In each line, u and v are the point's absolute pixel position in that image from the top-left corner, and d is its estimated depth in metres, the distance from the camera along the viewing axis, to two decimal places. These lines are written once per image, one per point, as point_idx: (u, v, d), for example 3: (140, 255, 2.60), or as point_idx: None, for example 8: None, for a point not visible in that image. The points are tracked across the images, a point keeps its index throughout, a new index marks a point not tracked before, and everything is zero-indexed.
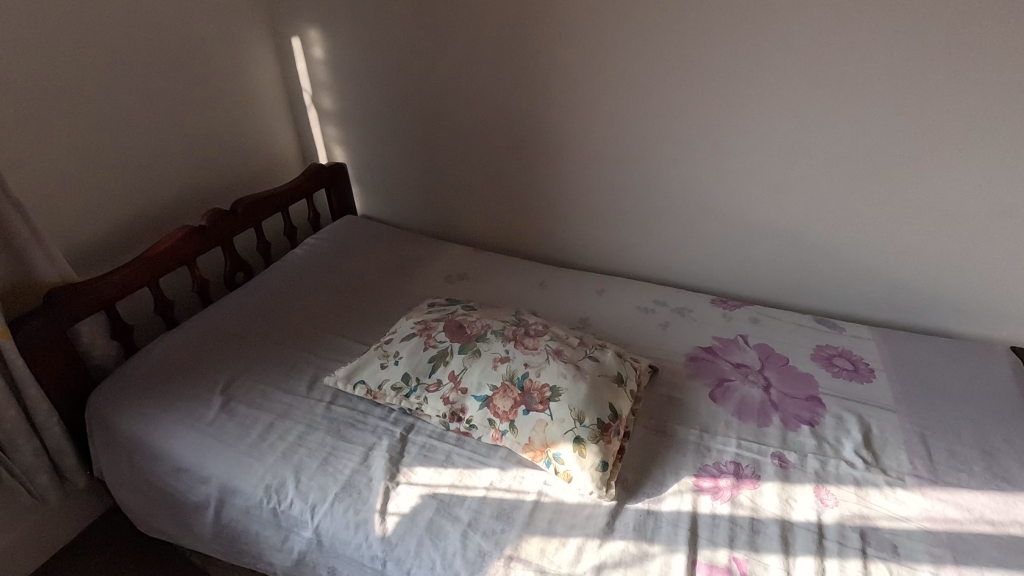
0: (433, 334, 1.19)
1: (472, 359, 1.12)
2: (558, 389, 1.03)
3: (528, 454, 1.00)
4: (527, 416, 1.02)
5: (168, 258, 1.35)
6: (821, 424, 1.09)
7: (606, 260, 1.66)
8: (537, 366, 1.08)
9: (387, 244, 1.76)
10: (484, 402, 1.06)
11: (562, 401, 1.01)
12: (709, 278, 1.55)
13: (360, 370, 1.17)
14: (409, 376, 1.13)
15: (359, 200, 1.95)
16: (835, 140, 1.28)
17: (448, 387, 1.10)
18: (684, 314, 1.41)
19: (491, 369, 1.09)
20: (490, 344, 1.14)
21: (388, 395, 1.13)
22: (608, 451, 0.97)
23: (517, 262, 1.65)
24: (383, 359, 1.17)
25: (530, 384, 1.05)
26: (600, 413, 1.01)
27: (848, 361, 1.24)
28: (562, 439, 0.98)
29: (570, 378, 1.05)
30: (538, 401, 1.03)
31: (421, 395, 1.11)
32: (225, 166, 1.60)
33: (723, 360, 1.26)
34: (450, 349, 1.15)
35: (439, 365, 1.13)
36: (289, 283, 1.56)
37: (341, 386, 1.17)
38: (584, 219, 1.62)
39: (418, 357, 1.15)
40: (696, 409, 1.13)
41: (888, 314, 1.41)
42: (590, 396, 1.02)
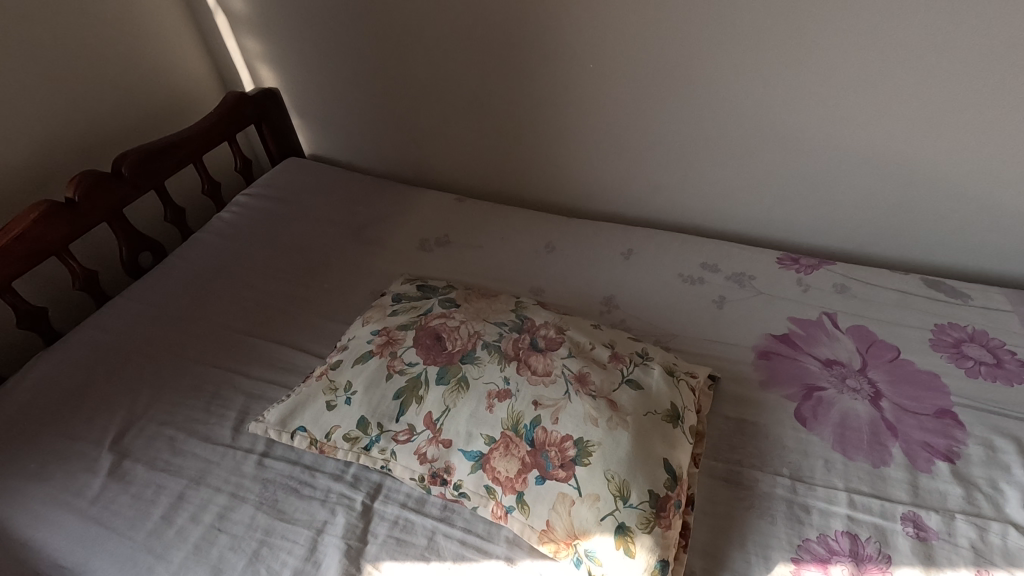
0: (399, 353, 0.83)
1: (456, 395, 0.76)
2: (586, 446, 0.69)
3: (546, 545, 0.68)
4: (541, 489, 0.68)
5: (22, 252, 0.95)
6: (965, 459, 0.76)
7: (628, 205, 1.27)
8: (553, 405, 0.72)
9: (341, 197, 1.34)
10: (477, 461, 0.72)
11: (594, 466, 0.67)
12: (768, 225, 1.17)
13: (299, 411, 0.83)
14: (368, 420, 0.78)
15: (303, 137, 1.51)
16: (990, 16, 0.84)
17: (425, 437, 0.76)
18: (742, 283, 1.04)
19: (486, 411, 0.74)
20: (481, 367, 0.78)
21: (340, 447, 0.79)
22: (666, 543, 0.65)
23: (513, 215, 1.26)
24: (331, 393, 0.82)
25: (543, 435, 0.71)
26: (651, 482, 0.67)
27: (984, 350, 0.89)
28: (597, 530, 0.65)
29: (604, 426, 0.70)
30: (557, 463, 0.69)
31: (388, 448, 0.77)
32: (101, 105, 1.15)
33: (807, 356, 0.90)
34: (424, 377, 0.79)
35: (409, 404, 0.78)
36: (211, 263, 1.17)
37: (274, 434, 0.83)
38: (599, 152, 1.21)
39: (379, 392, 0.80)
40: (779, 439, 0.80)
41: (1015, 266, 1.05)
42: (635, 455, 0.68)
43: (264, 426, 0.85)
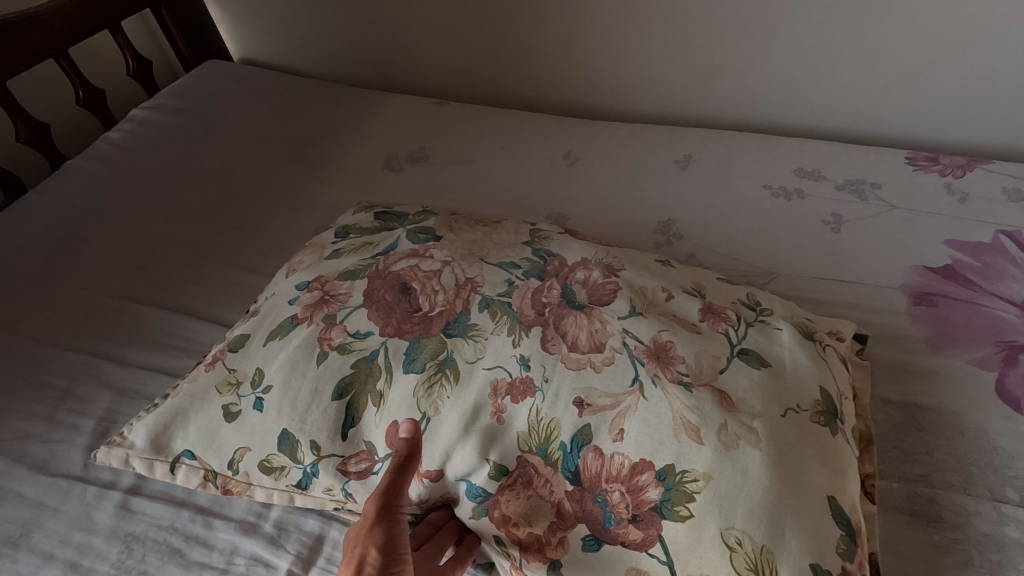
0: (340, 320, 0.48)
1: (443, 392, 0.43)
2: (685, 485, 0.37)
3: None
4: (598, 559, 0.39)
5: None
6: None
7: (673, 100, 0.91)
8: (614, 407, 0.40)
9: (277, 106, 0.98)
10: (478, 507, 0.41)
11: (701, 523, 0.36)
12: (878, 114, 0.83)
13: (181, 425, 0.49)
14: (296, 440, 0.45)
15: (227, 34, 1.12)
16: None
17: (396, 467, 0.43)
18: (861, 194, 0.70)
19: (495, 420, 0.41)
20: (482, 341, 0.44)
21: (258, 484, 0.47)
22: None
23: (515, 119, 0.91)
24: (231, 393, 0.49)
25: (596, 464, 0.39)
26: (814, 551, 0.35)
27: None
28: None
29: (714, 443, 0.37)
30: (626, 515, 0.38)
31: (336, 486, 0.45)
32: None
33: (993, 296, 0.57)
34: (384, 363, 0.45)
35: (364, 408, 0.45)
36: (84, 200, 0.82)
37: (146, 465, 0.50)
38: (636, 20, 0.84)
39: (312, 388, 0.46)
40: (986, 437, 0.48)
41: None
42: (779, 497, 0.36)
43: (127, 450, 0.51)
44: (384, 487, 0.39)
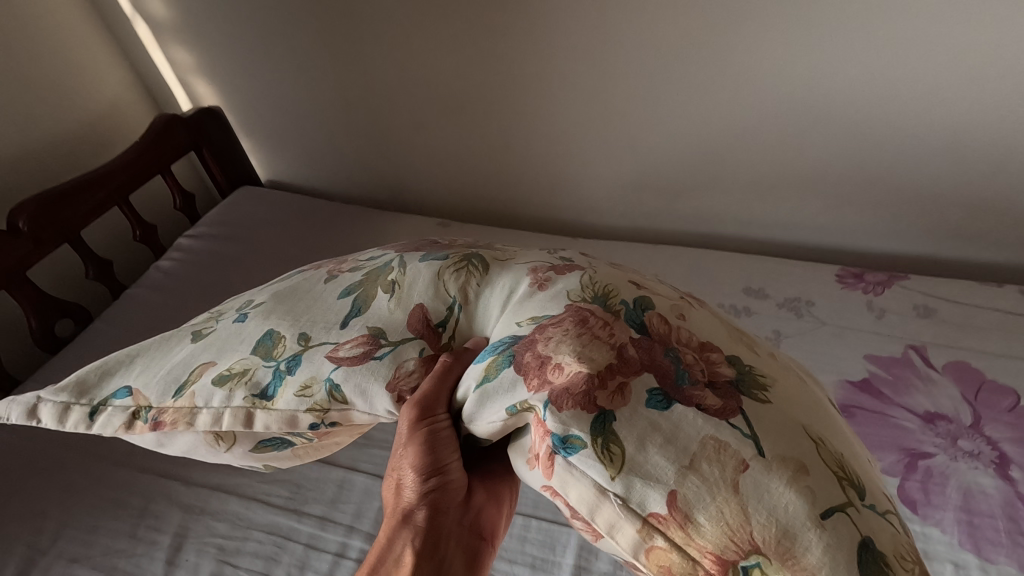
0: (350, 261, 0.54)
1: (469, 288, 0.48)
2: (759, 377, 0.39)
3: (645, 559, 0.32)
4: (667, 423, 0.34)
5: None
6: None
7: (641, 218, 1.06)
8: (668, 300, 0.44)
9: (304, 229, 1.13)
10: (514, 357, 0.38)
11: (782, 410, 0.37)
12: (813, 232, 0.98)
13: (142, 364, 0.50)
14: (282, 333, 0.47)
15: (257, 162, 1.29)
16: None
17: (415, 353, 0.44)
18: (797, 312, 0.84)
19: (536, 289, 0.45)
20: (507, 254, 0.51)
21: (203, 405, 0.46)
22: (901, 558, 0.33)
23: (507, 239, 1.06)
24: (210, 325, 0.52)
25: (659, 326, 0.41)
26: (853, 452, 0.38)
27: None
28: (811, 535, 0.31)
29: (768, 358, 0.43)
30: (700, 379, 0.37)
31: (316, 377, 0.44)
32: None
33: (902, 409, 0.70)
34: (400, 263, 0.50)
35: (372, 299, 0.48)
36: (143, 327, 0.96)
37: (56, 414, 0.50)
38: (610, 160, 0.99)
39: (314, 299, 0.50)
40: None
41: None
42: (834, 421, 0.40)
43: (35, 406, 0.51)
44: (421, 399, 0.41)
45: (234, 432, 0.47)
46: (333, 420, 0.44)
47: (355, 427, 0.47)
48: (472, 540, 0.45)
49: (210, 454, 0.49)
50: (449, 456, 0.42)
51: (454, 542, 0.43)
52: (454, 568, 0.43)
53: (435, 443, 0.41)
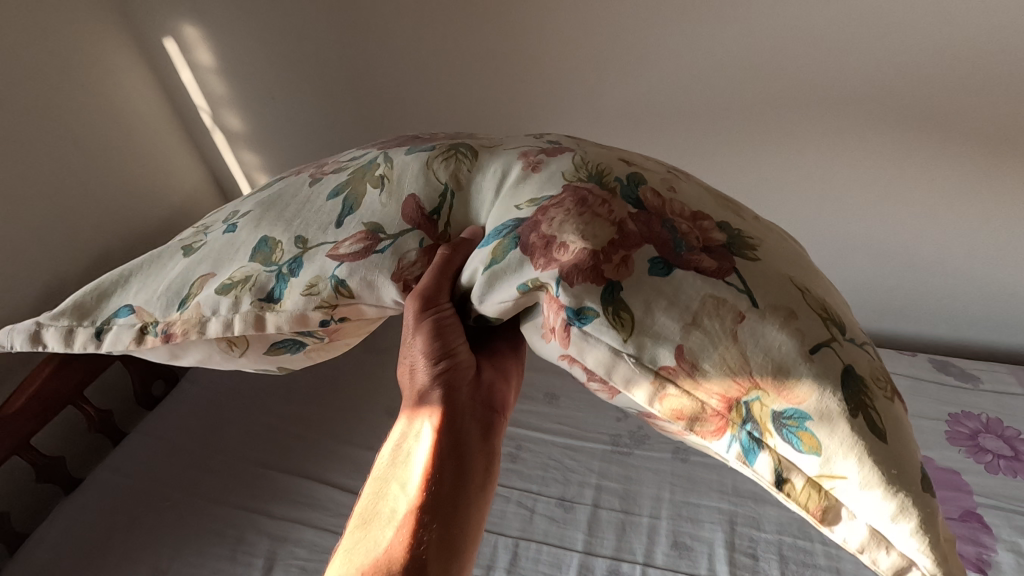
0: (329, 167, 0.63)
1: (459, 174, 0.56)
2: (742, 240, 0.47)
3: (661, 406, 0.41)
4: (667, 284, 0.42)
5: (39, 409, 0.95)
6: (997, 567, 0.76)
7: None
8: (658, 180, 0.52)
9: None
10: (521, 239, 0.45)
11: (766, 264, 0.46)
12: None
13: (139, 280, 0.60)
14: (271, 240, 0.56)
15: None
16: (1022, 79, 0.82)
17: (415, 246, 0.53)
18: None
19: (528, 172, 0.53)
20: (492, 146, 0.60)
21: (209, 314, 0.54)
22: (875, 378, 0.41)
23: None
24: (196, 240, 0.62)
25: (653, 199, 0.50)
26: (830, 296, 0.47)
27: (1002, 441, 0.90)
28: (804, 367, 0.39)
29: (751, 224, 0.51)
30: (694, 247, 0.45)
31: (310, 272, 0.52)
32: (109, 241, 1.16)
33: None
34: (383, 163, 0.58)
35: (360, 196, 0.56)
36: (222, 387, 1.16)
37: (64, 336, 0.61)
38: None
39: (302, 205, 0.57)
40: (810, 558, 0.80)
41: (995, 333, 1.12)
42: (809, 271, 0.49)
43: (38, 332, 0.62)
44: (425, 292, 0.50)
45: (245, 338, 0.56)
46: (341, 315, 0.53)
47: (357, 320, 0.55)
48: (487, 412, 0.54)
49: (222, 360, 0.59)
50: (454, 340, 0.52)
51: (470, 416, 0.52)
52: (473, 434, 0.52)
53: (441, 328, 0.51)
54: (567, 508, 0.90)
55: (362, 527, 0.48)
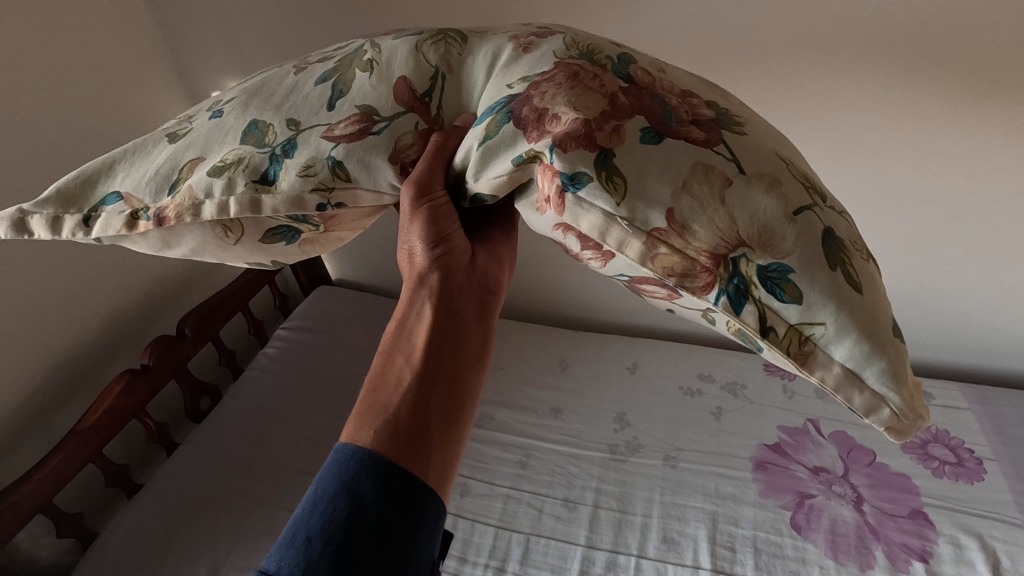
0: (316, 56, 0.62)
1: (450, 57, 0.57)
2: (732, 120, 0.48)
3: (652, 265, 0.41)
4: (659, 150, 0.42)
5: (109, 423, 1.09)
6: (936, 557, 0.90)
7: (629, 317, 1.40)
8: (648, 63, 0.52)
9: (373, 322, 1.49)
10: (512, 113, 0.45)
11: (754, 138, 0.46)
12: None
13: (124, 168, 0.59)
14: (264, 123, 0.56)
15: (331, 266, 1.64)
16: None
17: (408, 130, 0.54)
18: (736, 394, 1.20)
19: (520, 52, 0.53)
20: (484, 31, 0.60)
21: (204, 196, 0.54)
22: (853, 242, 0.44)
23: (528, 334, 1.40)
24: (181, 127, 0.61)
25: (643, 77, 0.49)
26: (809, 171, 0.49)
27: (949, 451, 1.06)
28: (787, 226, 0.41)
29: (739, 107, 0.52)
30: (684, 120, 0.46)
31: (305, 152, 0.53)
32: (160, 272, 1.30)
33: (797, 464, 1.05)
34: (369, 51, 0.58)
35: (350, 81, 0.56)
36: (262, 402, 1.30)
37: (50, 224, 0.58)
38: (608, 283, 1.32)
39: (290, 91, 0.57)
40: (779, 547, 0.94)
41: (957, 358, 1.25)
42: (794, 153, 0.50)
43: (22, 220, 0.59)
44: (418, 180, 0.52)
45: (241, 224, 0.59)
46: (338, 201, 0.54)
47: (351, 209, 0.58)
48: (481, 292, 0.59)
49: (218, 248, 0.61)
50: (450, 226, 0.55)
51: (466, 294, 0.57)
52: (465, 311, 0.56)
53: (437, 215, 0.53)
54: (571, 508, 1.03)
55: (364, 395, 0.50)
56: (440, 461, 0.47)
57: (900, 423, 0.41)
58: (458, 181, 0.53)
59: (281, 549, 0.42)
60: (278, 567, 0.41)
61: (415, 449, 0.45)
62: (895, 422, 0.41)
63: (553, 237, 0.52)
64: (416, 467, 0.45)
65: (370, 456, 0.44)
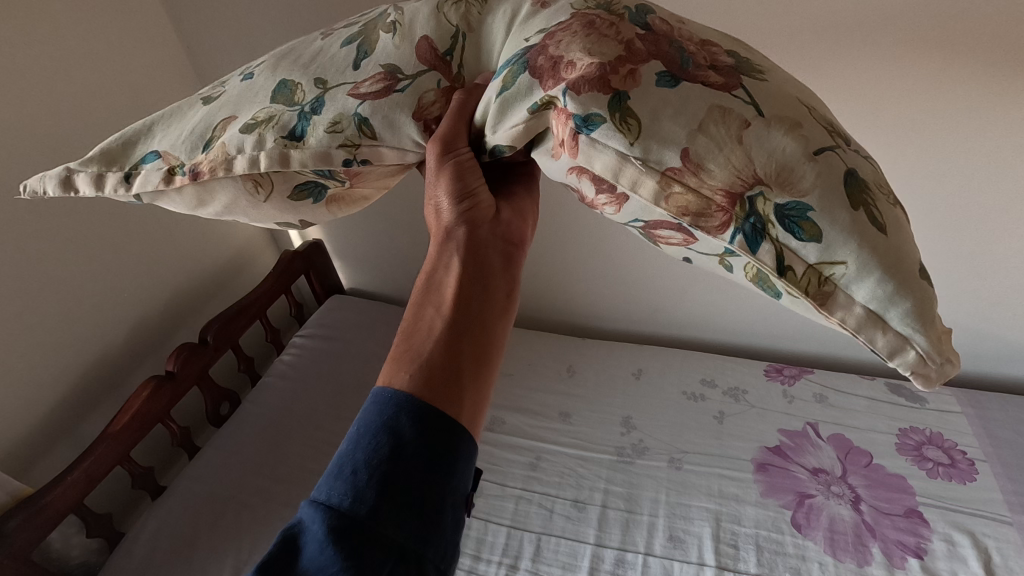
0: (342, 24, 0.67)
1: (470, 17, 0.61)
2: (752, 67, 0.50)
3: (667, 204, 0.44)
4: (675, 95, 0.46)
5: (136, 426, 1.13)
6: (930, 554, 0.94)
7: (633, 325, 1.45)
8: (672, 19, 0.55)
9: (386, 330, 1.54)
10: (529, 63, 0.50)
11: (778, 87, 0.49)
12: (755, 338, 1.37)
13: (162, 129, 0.64)
14: (293, 84, 0.61)
15: (344, 275, 1.69)
16: (1013, 145, 0.92)
17: (432, 88, 0.59)
18: (737, 398, 1.25)
19: (537, 7, 0.57)
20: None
21: (237, 151, 0.59)
22: (878, 186, 0.47)
23: (536, 342, 1.45)
24: (215, 91, 0.66)
25: (661, 25, 0.53)
26: (830, 117, 0.52)
27: (942, 452, 1.10)
28: (806, 165, 0.44)
29: (761, 58, 0.54)
30: (700, 66, 0.49)
31: (331, 109, 0.58)
32: (184, 282, 1.36)
33: (796, 465, 1.10)
34: (394, 15, 0.63)
35: (374, 43, 0.61)
36: (280, 407, 1.35)
37: (93, 181, 0.64)
38: (614, 292, 1.37)
39: (317, 54, 0.63)
40: (781, 545, 0.98)
41: None
42: (815, 101, 0.52)
43: (67, 178, 0.64)
44: (442, 137, 0.56)
45: (270, 180, 0.63)
46: (364, 157, 0.59)
47: (375, 166, 0.62)
48: (506, 245, 0.63)
49: (248, 206, 0.66)
50: (472, 181, 0.59)
51: (491, 247, 0.61)
52: (493, 262, 0.60)
53: (461, 170, 0.57)
54: (581, 508, 1.08)
55: (398, 343, 0.54)
56: (474, 399, 0.52)
57: (925, 366, 0.43)
58: (479, 138, 0.57)
59: (331, 480, 0.46)
60: (330, 495, 0.45)
61: (448, 387, 0.50)
62: (921, 365, 0.43)
63: (569, 181, 0.56)
64: (452, 405, 0.50)
65: (406, 395, 0.48)
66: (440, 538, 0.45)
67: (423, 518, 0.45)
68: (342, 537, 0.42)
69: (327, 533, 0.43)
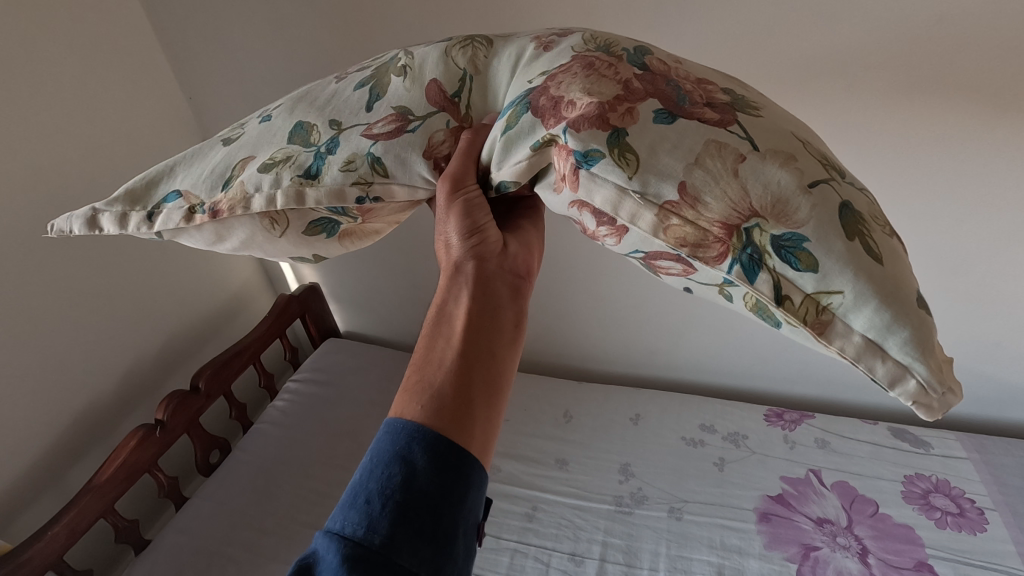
0: (355, 68, 0.68)
1: (477, 61, 0.62)
2: (746, 104, 0.51)
3: (665, 236, 0.45)
4: (672, 130, 0.46)
5: (122, 476, 1.10)
6: None
7: (631, 368, 1.44)
8: (667, 58, 0.56)
9: (381, 374, 1.53)
10: (531, 103, 0.51)
11: (773, 123, 0.50)
12: (755, 380, 1.35)
13: (184, 168, 0.66)
14: (310, 124, 0.62)
15: (341, 319, 1.69)
16: (998, 186, 0.93)
17: (443, 127, 0.60)
18: (738, 443, 1.23)
19: (541, 50, 0.58)
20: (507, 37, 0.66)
21: (254, 190, 0.60)
22: (873, 218, 0.46)
23: (532, 386, 1.43)
24: (236, 132, 0.67)
25: (659, 66, 0.54)
26: (825, 152, 0.52)
27: (950, 500, 1.07)
28: (801, 198, 0.44)
29: (755, 95, 0.55)
30: (697, 103, 0.50)
31: (346, 148, 0.59)
32: (178, 327, 1.35)
33: (800, 515, 1.06)
34: (403, 58, 0.64)
35: (388, 85, 0.62)
36: (271, 455, 1.32)
37: (118, 220, 0.66)
38: (610, 334, 1.36)
39: (331, 97, 0.64)
40: None
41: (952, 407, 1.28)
42: (808, 135, 0.53)
43: (94, 217, 0.66)
44: (453, 176, 0.57)
45: (287, 217, 0.64)
46: (377, 194, 0.59)
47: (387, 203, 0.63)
48: (514, 278, 0.63)
49: (265, 241, 0.66)
50: (482, 217, 0.59)
51: (500, 280, 0.61)
52: (503, 295, 0.60)
53: (470, 207, 0.58)
54: (578, 561, 1.04)
55: (409, 375, 0.54)
56: (485, 432, 0.51)
57: (927, 396, 0.42)
58: (487, 175, 0.58)
59: (344, 511, 0.45)
60: (344, 526, 0.44)
61: (458, 420, 0.49)
62: (923, 396, 0.42)
63: (570, 215, 0.56)
64: (464, 438, 0.49)
65: (418, 427, 0.48)
66: (451, 566, 0.45)
67: (435, 547, 0.44)
68: (356, 566, 0.41)
69: (341, 562, 0.41)
